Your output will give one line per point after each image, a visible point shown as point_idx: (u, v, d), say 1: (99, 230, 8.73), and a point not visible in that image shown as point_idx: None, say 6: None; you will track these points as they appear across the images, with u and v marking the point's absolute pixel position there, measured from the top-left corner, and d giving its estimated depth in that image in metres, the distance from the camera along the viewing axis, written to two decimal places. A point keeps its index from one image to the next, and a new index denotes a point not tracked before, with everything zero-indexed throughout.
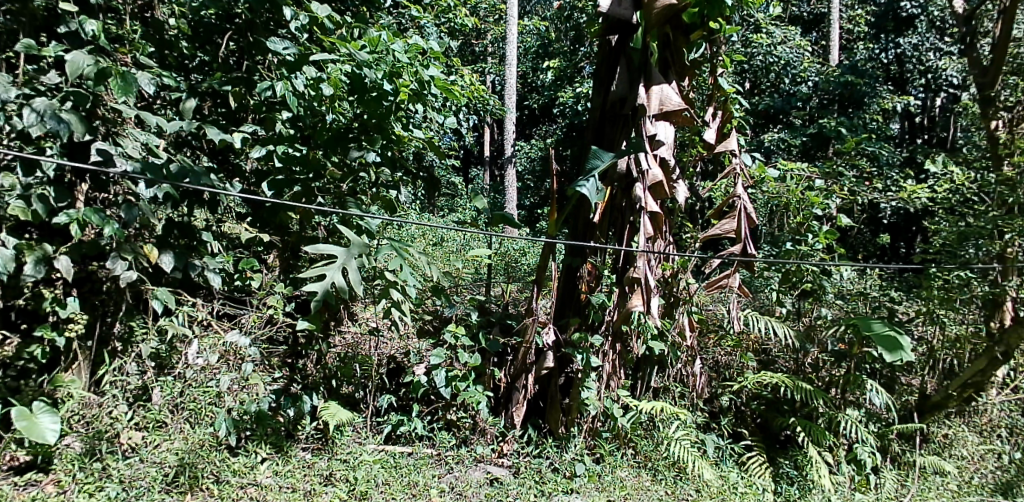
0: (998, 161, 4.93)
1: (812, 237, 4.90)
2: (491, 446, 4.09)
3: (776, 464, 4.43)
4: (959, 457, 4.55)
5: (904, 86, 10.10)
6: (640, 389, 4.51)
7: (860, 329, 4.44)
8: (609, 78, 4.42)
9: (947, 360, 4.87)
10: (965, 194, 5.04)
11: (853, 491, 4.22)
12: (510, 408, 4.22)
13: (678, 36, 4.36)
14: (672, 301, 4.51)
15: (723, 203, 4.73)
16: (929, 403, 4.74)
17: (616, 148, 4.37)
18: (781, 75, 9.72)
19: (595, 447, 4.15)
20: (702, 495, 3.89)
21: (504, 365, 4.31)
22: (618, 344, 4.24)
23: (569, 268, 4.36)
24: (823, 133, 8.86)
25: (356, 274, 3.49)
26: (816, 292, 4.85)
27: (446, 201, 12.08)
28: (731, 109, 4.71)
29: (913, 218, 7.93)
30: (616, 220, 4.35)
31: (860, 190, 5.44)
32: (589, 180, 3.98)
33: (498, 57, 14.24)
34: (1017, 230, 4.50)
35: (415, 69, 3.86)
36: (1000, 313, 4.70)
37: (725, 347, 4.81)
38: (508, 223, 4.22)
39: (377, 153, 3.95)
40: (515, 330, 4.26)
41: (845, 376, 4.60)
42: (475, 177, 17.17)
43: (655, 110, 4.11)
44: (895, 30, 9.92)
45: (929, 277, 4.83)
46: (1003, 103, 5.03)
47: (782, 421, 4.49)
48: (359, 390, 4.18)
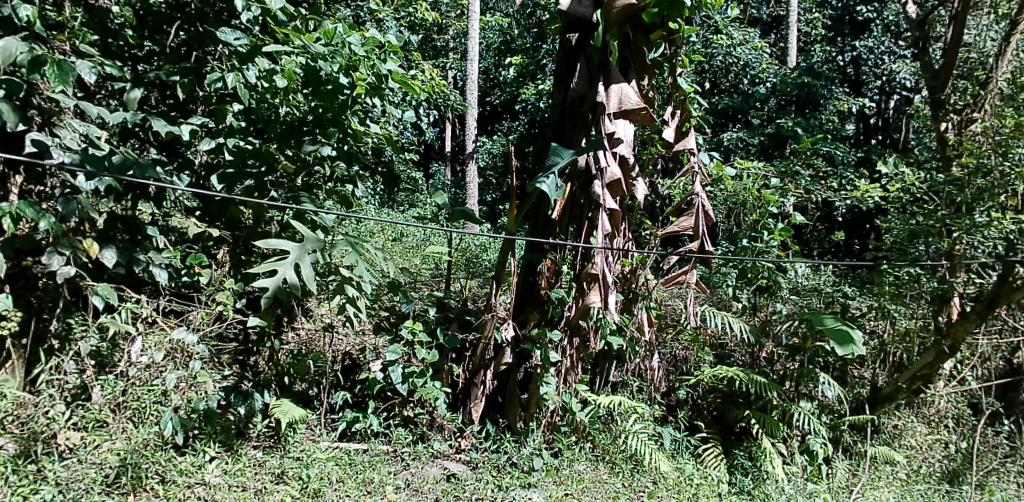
0: (947, 162, 5.15)
1: (768, 234, 5.00)
2: (449, 442, 4.08)
3: (731, 455, 4.53)
4: (909, 447, 4.75)
5: (860, 88, 10.36)
6: (599, 383, 4.55)
7: (812, 324, 4.54)
8: (568, 75, 4.42)
9: (897, 354, 5.00)
10: (915, 193, 5.19)
11: (805, 481, 4.33)
12: (468, 404, 4.20)
13: (638, 36, 4.40)
14: (631, 297, 4.57)
15: (682, 200, 4.77)
16: (880, 395, 4.88)
17: (575, 146, 4.38)
18: (740, 75, 9.91)
19: (554, 441, 4.18)
20: (658, 487, 3.94)
21: (462, 362, 4.27)
22: (575, 339, 4.26)
23: (528, 263, 4.32)
24: (779, 133, 9.08)
25: (310, 269, 3.42)
26: (771, 288, 4.96)
27: (406, 196, 12.00)
28: (689, 109, 4.83)
29: (866, 216, 8.17)
30: (574, 217, 4.36)
31: (815, 189, 5.63)
32: (549, 177, 3.99)
33: (460, 52, 14.21)
34: (964, 229, 4.65)
35: (372, 63, 3.69)
36: (947, 307, 4.91)
37: (683, 341, 4.86)
38: (467, 218, 4.27)
39: (333, 148, 3.83)
40: (474, 325, 4.21)
41: (798, 369, 4.74)
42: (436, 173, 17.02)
43: (614, 108, 4.15)
44: (851, 34, 10.28)
45: (880, 273, 4.96)
46: (953, 107, 5.35)
47: (737, 413, 4.55)
48: (312, 387, 4.11)
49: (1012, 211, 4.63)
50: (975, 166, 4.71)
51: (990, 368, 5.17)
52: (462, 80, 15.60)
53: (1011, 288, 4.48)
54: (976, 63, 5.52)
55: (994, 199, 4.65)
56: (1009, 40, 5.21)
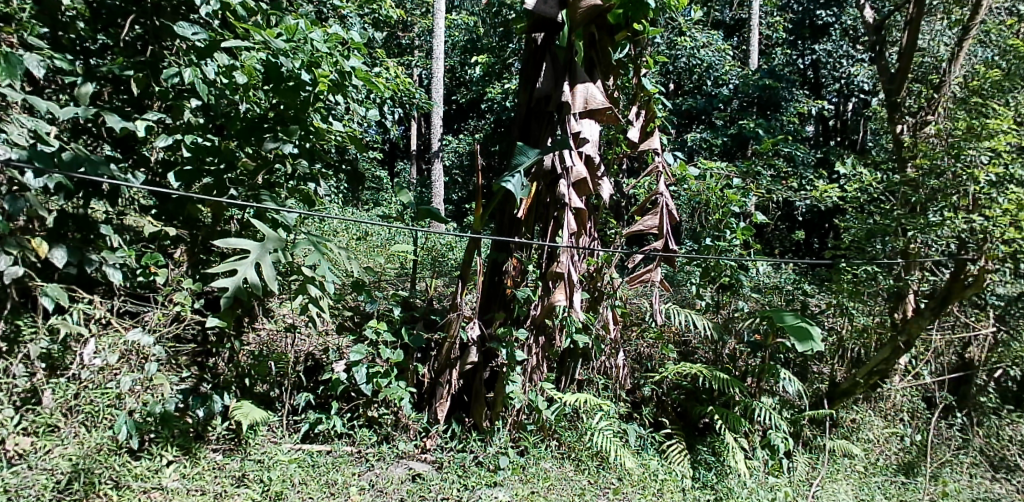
0: (902, 163, 5.29)
1: (730, 233, 5.05)
2: (414, 442, 4.06)
3: (695, 451, 4.59)
4: (867, 440, 4.81)
5: (819, 91, 10.58)
6: (564, 381, 4.57)
7: (773, 321, 4.61)
8: (534, 75, 4.42)
9: (855, 350, 5.17)
10: (872, 194, 5.31)
11: (767, 475, 4.41)
12: (433, 403, 4.19)
13: (603, 37, 4.43)
14: (596, 296, 4.58)
15: (647, 200, 4.81)
16: (838, 390, 5.03)
17: (541, 145, 4.38)
18: (703, 77, 10.04)
19: (520, 439, 4.18)
20: (624, 483, 3.98)
21: (428, 361, 4.27)
22: (541, 337, 4.27)
23: (493, 262, 4.30)
24: (742, 133, 9.23)
25: (271, 269, 3.37)
26: (733, 286, 5.00)
27: (370, 194, 11.88)
28: (654, 110, 4.88)
29: (825, 216, 8.36)
30: (540, 216, 4.36)
31: (776, 189, 5.75)
32: (514, 176, 3.98)
33: (425, 50, 14.13)
34: (918, 229, 4.75)
35: (334, 59, 3.67)
36: (902, 303, 5.02)
37: (647, 339, 4.95)
38: (433, 217, 4.24)
39: (295, 145, 3.75)
40: (439, 325, 4.22)
41: (760, 365, 4.82)
42: (401, 172, 16.89)
43: (580, 108, 4.16)
44: (811, 37, 10.52)
45: (838, 270, 5.08)
46: (908, 109, 5.57)
47: (701, 409, 4.62)
48: (274, 388, 4.04)
49: (964, 211, 4.69)
50: (929, 168, 4.83)
51: (942, 363, 5.35)
52: (428, 78, 15.54)
53: (962, 286, 4.71)
54: (930, 67, 5.74)
55: (946, 199, 4.74)
56: (960, 45, 5.41)
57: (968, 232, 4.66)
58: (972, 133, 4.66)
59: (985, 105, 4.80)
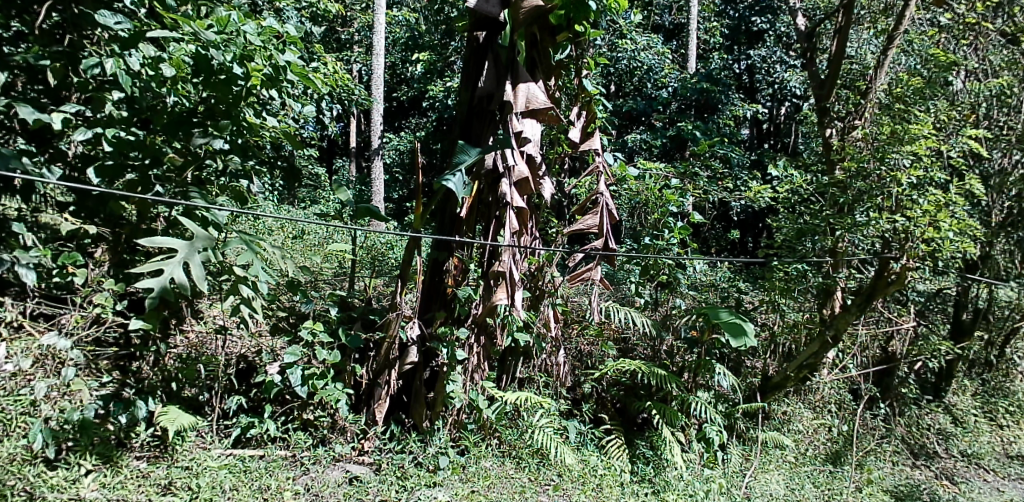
0: (831, 167, 5.49)
1: (668, 232, 5.12)
2: (351, 444, 3.99)
3: (633, 445, 4.67)
4: (797, 431, 5.09)
5: (754, 95, 10.88)
6: (506, 380, 4.56)
7: (708, 317, 4.72)
8: (475, 73, 4.40)
9: (786, 345, 5.30)
10: (802, 194, 5.47)
11: (702, 467, 4.54)
12: (371, 404, 4.11)
13: (545, 37, 4.44)
14: (538, 294, 4.57)
15: (588, 199, 4.85)
16: (771, 383, 5.15)
17: (482, 144, 4.37)
18: (644, 79, 10.20)
19: (460, 439, 4.16)
20: (564, 479, 4.03)
21: (366, 362, 4.18)
22: (483, 336, 4.25)
23: (434, 261, 4.26)
24: (680, 135, 9.42)
25: (201, 269, 3.25)
26: (671, 284, 5.11)
27: (307, 192, 11.64)
28: (594, 110, 4.92)
29: (759, 215, 8.62)
30: (482, 215, 4.36)
31: (712, 190, 5.90)
32: (455, 175, 3.95)
33: (365, 46, 13.93)
34: (845, 229, 4.96)
35: (269, 53, 3.61)
36: (831, 301, 5.21)
37: (588, 336, 5.00)
38: (372, 216, 4.17)
39: (227, 141, 3.65)
40: (379, 324, 4.11)
41: (696, 361, 4.94)
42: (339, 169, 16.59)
43: (521, 108, 4.15)
44: (747, 43, 10.93)
45: (771, 269, 5.25)
46: (837, 114, 5.78)
47: (639, 405, 4.70)
48: (203, 392, 3.92)
49: (888, 211, 4.86)
50: (855, 170, 5.01)
51: (868, 356, 5.53)
52: (367, 75, 15.32)
53: (885, 283, 4.83)
54: (857, 74, 5.95)
55: (871, 200, 4.90)
56: (885, 53, 5.58)
57: (891, 232, 4.84)
58: (896, 138, 4.88)
59: (907, 111, 5.07)
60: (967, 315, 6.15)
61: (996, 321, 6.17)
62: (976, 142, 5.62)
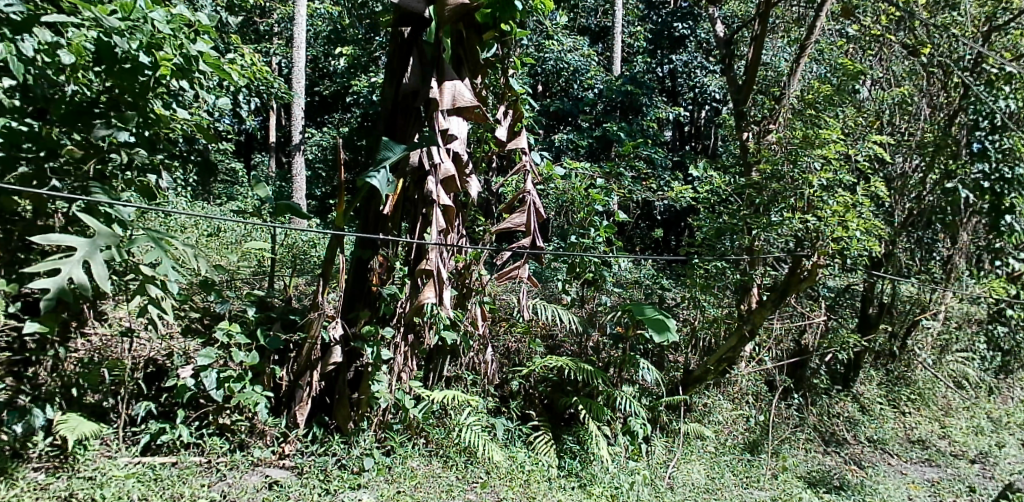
0: (748, 168, 5.67)
1: (594, 231, 5.16)
2: (270, 448, 3.85)
3: (561, 440, 4.72)
4: (716, 422, 5.28)
5: (676, 98, 11.15)
6: (433, 379, 4.53)
7: (633, 314, 4.81)
8: (400, 69, 4.32)
9: (706, 339, 5.45)
10: (722, 195, 5.63)
11: (627, 460, 4.63)
12: (292, 407, 3.99)
13: (471, 35, 4.41)
14: (464, 293, 4.55)
15: (515, 198, 4.84)
16: (691, 377, 5.23)
17: (407, 141, 4.32)
18: (570, 80, 10.28)
19: (385, 439, 4.09)
20: (491, 476, 4.03)
21: (286, 363, 4.04)
22: (409, 335, 4.19)
23: (358, 260, 4.14)
24: (606, 136, 9.57)
25: (103, 268, 3.08)
26: (597, 282, 5.15)
27: (223, 188, 11.21)
28: (521, 109, 4.91)
29: (681, 214, 8.85)
30: (407, 213, 4.31)
31: (636, 190, 6.01)
32: (379, 172, 3.87)
33: (285, 38, 13.52)
34: (760, 228, 5.14)
35: (179, 41, 3.40)
36: (747, 297, 5.43)
37: (515, 334, 5.03)
38: (293, 213, 4.03)
39: (132, 133, 3.50)
40: (299, 325, 4.00)
41: (621, 356, 5.05)
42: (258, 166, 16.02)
43: (447, 106, 4.11)
44: (669, 48, 11.02)
45: (692, 266, 5.38)
46: (753, 118, 6.03)
47: (566, 400, 4.75)
48: (107, 398, 3.72)
49: (800, 211, 5.07)
50: (771, 172, 5.19)
51: (782, 349, 5.78)
52: (287, 68, 14.89)
53: (797, 279, 5.03)
54: (773, 81, 6.33)
55: (784, 200, 5.12)
56: (798, 61, 5.81)
57: (804, 231, 5.05)
58: (807, 141, 5.05)
59: (818, 117, 5.29)
60: (873, 309, 6.49)
61: (899, 315, 6.52)
62: (880, 147, 5.94)
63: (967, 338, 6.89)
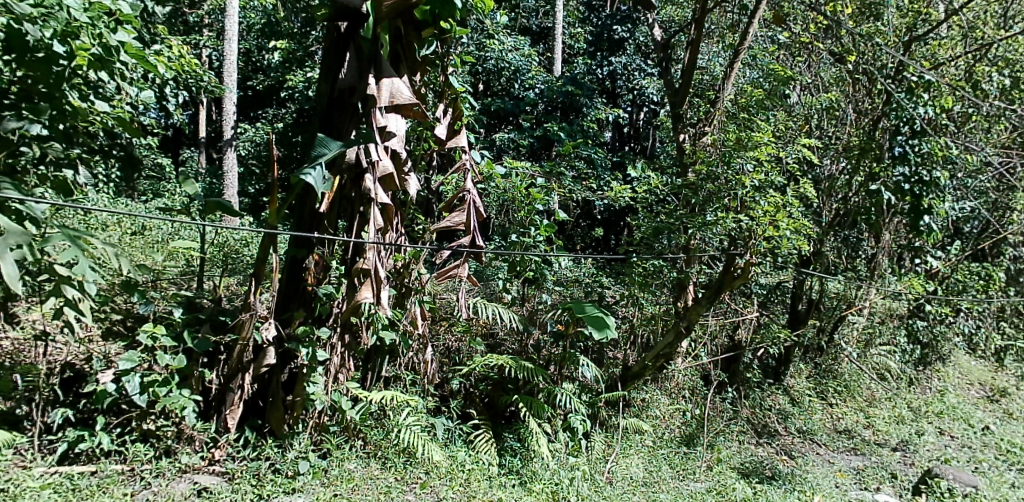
0: (684, 169, 5.77)
1: (535, 230, 5.15)
2: (199, 454, 3.72)
3: (501, 439, 4.72)
4: (654, 416, 5.38)
5: (615, 100, 11.30)
6: (371, 379, 4.47)
7: (573, 312, 4.83)
8: (336, 65, 4.23)
9: (645, 336, 5.55)
10: (659, 195, 5.71)
11: (567, 456, 4.67)
12: (222, 411, 3.84)
13: (410, 32, 4.35)
14: (403, 292, 4.49)
15: (455, 196, 4.81)
16: (630, 373, 5.30)
17: (344, 138, 4.23)
18: (511, 80, 10.27)
19: (322, 442, 4.01)
20: (431, 476, 3.99)
21: (216, 366, 3.91)
22: (346, 335, 4.11)
23: (293, 259, 4.03)
24: (546, 136, 9.62)
25: (14, 268, 2.88)
26: (538, 279, 5.23)
27: (149, 184, 10.78)
28: (461, 108, 4.88)
29: (620, 213, 8.97)
30: (344, 211, 4.22)
31: (576, 189, 6.06)
32: (315, 169, 3.77)
33: (216, 30, 13.08)
34: (696, 227, 5.25)
35: (98, 30, 3.29)
36: (684, 294, 5.49)
37: (455, 333, 4.99)
38: (223, 210, 3.90)
39: (45, 126, 3.34)
40: (230, 326, 3.87)
41: (561, 354, 5.08)
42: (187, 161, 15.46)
43: (385, 102, 4.03)
44: (609, 50, 11.19)
45: (631, 265, 5.50)
46: (689, 119, 6.15)
47: (507, 399, 4.75)
48: (20, 406, 3.58)
49: (734, 211, 5.22)
50: (705, 173, 5.31)
51: (717, 344, 5.93)
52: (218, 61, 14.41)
53: (732, 277, 5.03)
54: (708, 84, 6.47)
55: (719, 201, 5.25)
56: (732, 66, 5.84)
57: (737, 231, 5.18)
58: (740, 144, 5.20)
59: (751, 120, 5.44)
60: (802, 305, 6.72)
61: (826, 311, 6.76)
62: (809, 150, 6.16)
63: (889, 332, 7.23)
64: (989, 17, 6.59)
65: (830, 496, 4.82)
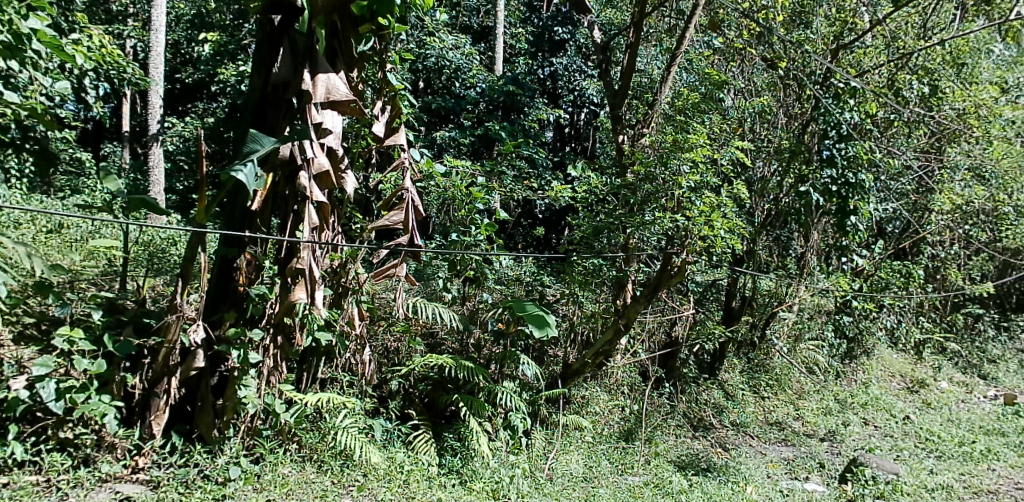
0: (622, 170, 5.84)
1: (475, 229, 5.13)
2: (122, 462, 3.56)
3: (441, 438, 4.68)
4: (594, 413, 5.44)
5: (556, 100, 11.39)
6: (306, 381, 4.37)
7: (514, 310, 4.82)
8: (270, 59, 4.11)
9: (584, 333, 5.64)
10: (598, 195, 5.75)
11: (508, 454, 4.68)
12: (147, 417, 3.68)
13: (347, 27, 4.26)
14: (340, 292, 4.39)
15: (393, 194, 4.72)
16: (570, 370, 5.35)
17: (278, 134, 4.11)
18: (452, 78, 10.20)
19: (254, 447, 3.89)
20: (369, 479, 3.93)
21: (140, 370, 3.75)
22: (280, 337, 3.99)
23: (223, 258, 3.88)
24: (488, 135, 9.58)
25: None
26: (478, 279, 5.17)
27: (67, 180, 10.27)
28: (399, 105, 4.81)
29: (560, 212, 9.04)
30: (278, 209, 4.09)
31: (516, 189, 6.06)
32: (246, 165, 3.64)
33: (141, 20, 12.53)
34: (634, 227, 5.31)
35: (8, 17, 3.11)
36: (623, 293, 5.49)
37: (394, 333, 4.93)
38: (148, 207, 3.73)
39: None
40: (155, 329, 3.72)
41: (501, 353, 5.06)
42: (109, 156, 14.75)
43: (320, 98, 3.96)
44: (549, 51, 11.30)
45: (571, 264, 5.50)
46: (628, 121, 6.24)
47: (447, 398, 4.72)
48: None
49: (670, 211, 5.28)
50: (644, 174, 5.38)
51: (655, 341, 6.04)
52: (143, 52, 13.80)
53: (669, 275, 5.23)
54: (646, 88, 6.58)
55: (656, 201, 5.32)
56: (670, 69, 5.95)
57: (674, 230, 5.27)
58: (677, 146, 5.29)
59: (688, 123, 5.55)
60: (736, 302, 6.89)
61: (759, 307, 6.96)
62: (742, 152, 6.34)
63: (818, 327, 7.50)
64: (911, 27, 6.89)
65: (762, 486, 4.96)
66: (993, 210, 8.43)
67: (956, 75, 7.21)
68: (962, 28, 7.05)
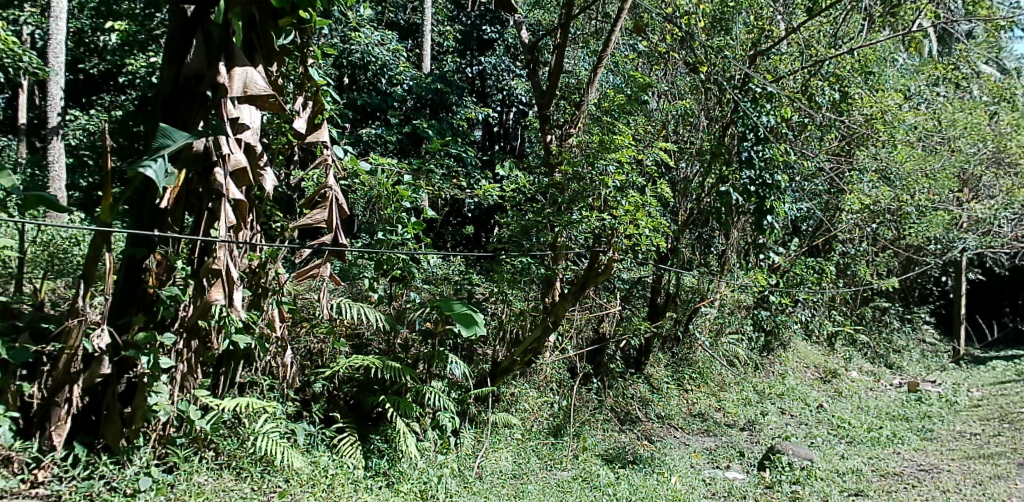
0: (550, 169, 5.86)
1: (402, 228, 5.04)
2: (19, 476, 3.30)
3: (367, 440, 4.58)
4: (523, 410, 5.45)
5: (485, 99, 11.37)
6: (224, 385, 4.18)
7: (441, 309, 4.75)
8: (183, 50, 3.92)
9: (513, 331, 5.63)
10: (527, 194, 5.75)
11: (437, 454, 4.63)
12: (47, 427, 3.46)
13: (265, 20, 4.11)
14: (259, 293, 4.23)
15: (315, 193, 4.60)
16: (499, 368, 5.29)
17: (192, 129, 3.91)
18: (378, 75, 10.02)
19: (166, 455, 3.71)
20: (291, 484, 3.80)
21: (38, 379, 3.55)
22: (194, 341, 3.85)
23: (130, 259, 3.68)
24: (415, 133, 9.46)
25: None
26: (405, 279, 5.07)
27: None
28: (322, 101, 4.69)
29: (489, 211, 9.03)
30: (191, 207, 3.91)
31: (444, 187, 5.99)
32: (156, 160, 3.44)
33: (39, 7, 11.74)
34: (563, 225, 5.34)
35: None
36: (551, 290, 5.57)
37: (318, 335, 4.79)
38: (46, 205, 3.48)
39: None
40: (54, 336, 3.55)
41: (429, 352, 5.01)
42: None
43: (238, 92, 3.79)
44: (477, 50, 11.26)
45: (499, 262, 5.48)
46: (556, 121, 6.28)
47: (373, 400, 4.63)
48: None
49: (597, 210, 5.35)
50: (572, 174, 5.40)
51: (583, 337, 6.10)
52: (40, 40, 12.93)
53: (596, 273, 5.17)
54: (575, 88, 6.72)
55: (584, 200, 5.37)
56: (596, 71, 6.00)
57: (600, 229, 5.33)
58: (603, 146, 5.32)
59: (614, 124, 5.61)
60: (661, 298, 7.04)
61: (682, 303, 7.12)
62: (666, 153, 6.49)
63: (738, 321, 7.76)
64: (823, 36, 7.18)
65: (685, 475, 5.09)
66: (898, 209, 8.90)
67: (864, 82, 7.58)
68: (870, 37, 7.37)
